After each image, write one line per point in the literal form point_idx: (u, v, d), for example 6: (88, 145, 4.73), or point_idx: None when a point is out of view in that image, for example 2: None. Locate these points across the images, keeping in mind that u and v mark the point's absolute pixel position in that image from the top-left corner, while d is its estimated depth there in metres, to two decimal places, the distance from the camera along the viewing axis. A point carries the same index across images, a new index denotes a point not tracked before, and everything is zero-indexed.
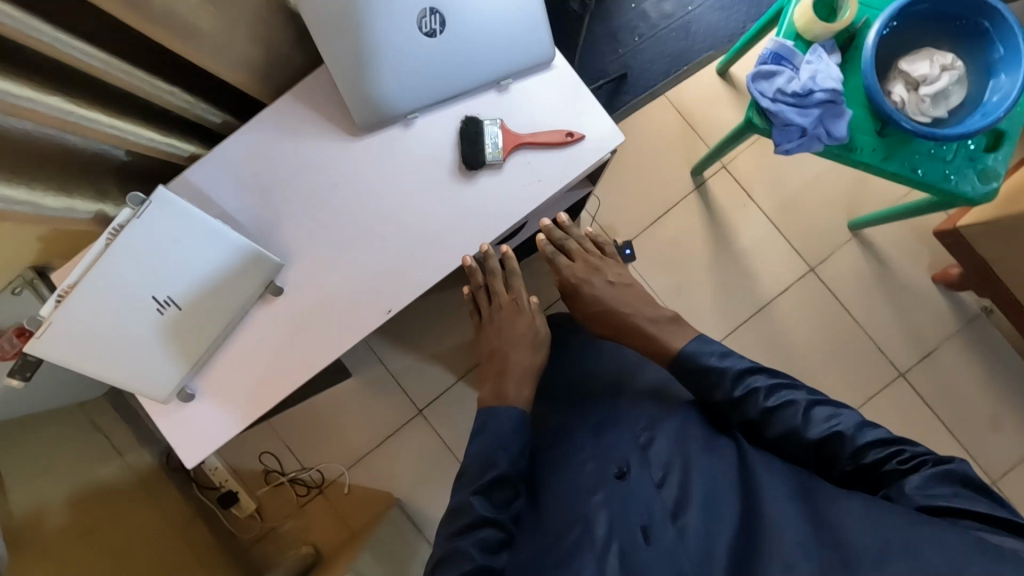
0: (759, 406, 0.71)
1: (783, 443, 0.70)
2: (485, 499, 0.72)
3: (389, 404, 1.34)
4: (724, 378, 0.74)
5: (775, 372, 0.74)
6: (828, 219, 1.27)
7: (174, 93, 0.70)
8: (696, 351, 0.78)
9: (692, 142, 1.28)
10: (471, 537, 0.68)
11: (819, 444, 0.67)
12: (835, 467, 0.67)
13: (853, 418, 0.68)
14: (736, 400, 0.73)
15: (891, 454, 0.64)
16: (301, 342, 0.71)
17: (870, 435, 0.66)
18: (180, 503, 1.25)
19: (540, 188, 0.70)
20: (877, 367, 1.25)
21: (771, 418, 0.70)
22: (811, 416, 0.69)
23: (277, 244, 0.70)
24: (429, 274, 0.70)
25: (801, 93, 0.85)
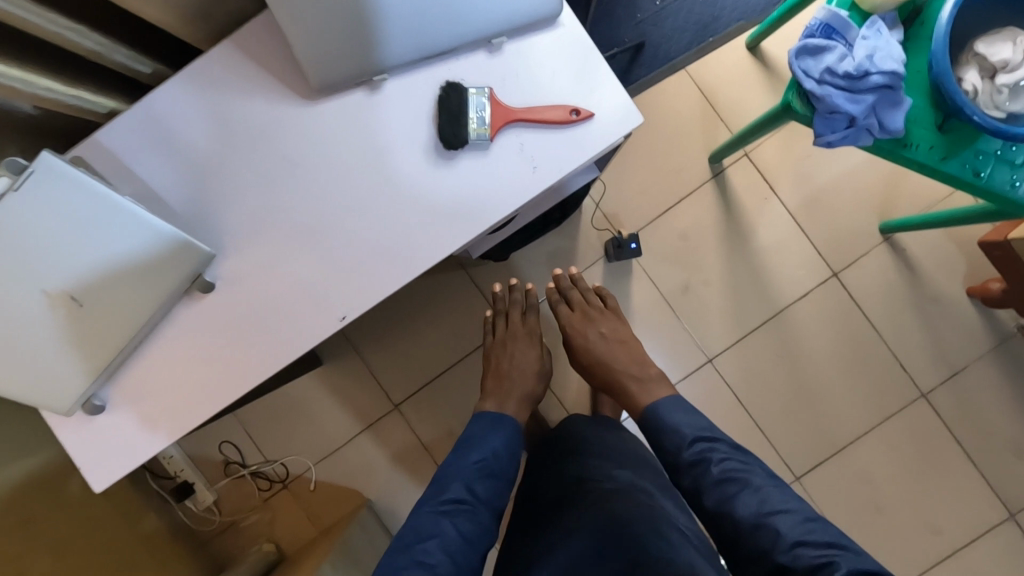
0: (707, 474, 0.71)
1: (717, 518, 0.69)
2: (477, 480, 0.75)
3: (363, 396, 1.23)
4: (683, 440, 0.75)
5: (739, 452, 0.73)
6: (858, 219, 1.14)
7: (83, 35, 0.56)
8: (664, 408, 0.80)
9: (712, 124, 1.14)
10: (452, 515, 0.71)
11: (750, 527, 0.65)
12: (759, 560, 0.64)
13: (797, 514, 0.65)
14: (685, 462, 0.74)
15: (822, 562, 0.60)
16: (240, 348, 0.59)
17: (805, 535, 0.62)
18: (133, 496, 1.13)
19: (534, 178, 0.57)
20: (898, 386, 1.14)
21: (712, 489, 0.70)
22: (752, 496, 0.67)
23: (209, 229, 0.58)
24: (397, 278, 0.58)
25: (854, 75, 0.71)
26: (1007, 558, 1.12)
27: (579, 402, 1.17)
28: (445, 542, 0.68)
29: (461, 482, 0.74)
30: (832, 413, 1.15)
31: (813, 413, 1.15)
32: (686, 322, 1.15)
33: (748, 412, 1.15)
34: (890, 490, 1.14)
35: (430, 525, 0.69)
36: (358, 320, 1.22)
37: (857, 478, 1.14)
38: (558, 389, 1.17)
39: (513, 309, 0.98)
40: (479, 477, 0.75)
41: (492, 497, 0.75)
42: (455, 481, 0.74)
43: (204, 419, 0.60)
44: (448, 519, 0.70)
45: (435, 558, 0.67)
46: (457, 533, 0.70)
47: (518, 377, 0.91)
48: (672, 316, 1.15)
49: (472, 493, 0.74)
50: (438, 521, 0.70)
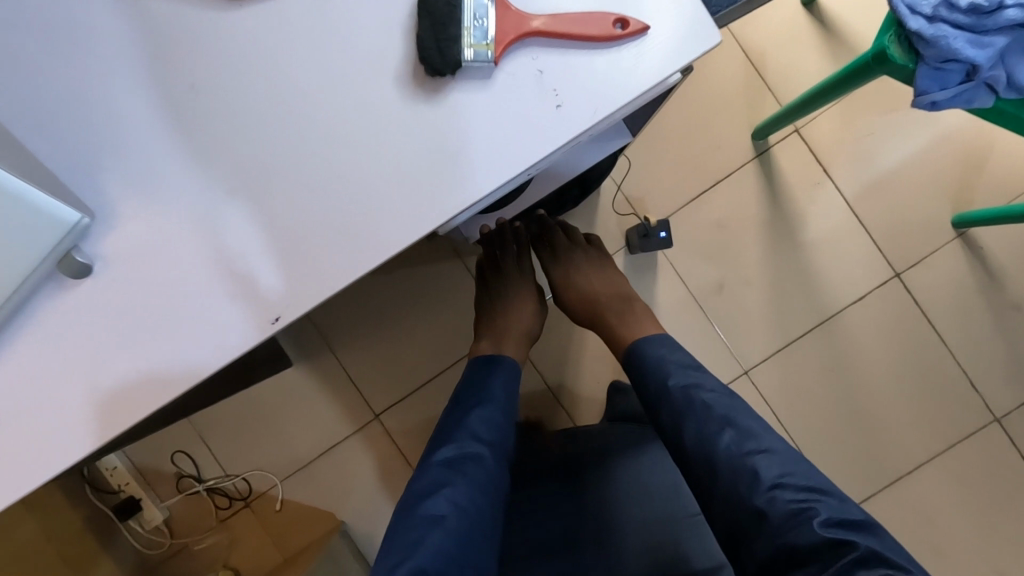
0: (687, 403, 0.60)
1: (690, 453, 0.58)
2: (482, 421, 0.65)
3: (340, 403, 1.06)
4: (665, 372, 0.64)
5: (726, 390, 0.62)
6: (925, 210, 0.96)
7: None
8: (648, 343, 0.70)
9: (758, 93, 0.96)
10: (461, 464, 0.61)
11: (723, 461, 0.55)
12: (728, 501, 0.54)
13: (779, 455, 0.54)
14: (669, 395, 0.62)
15: (801, 507, 0.50)
16: (133, 358, 0.41)
17: (785, 477, 0.52)
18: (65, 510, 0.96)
19: (558, 120, 0.39)
20: (968, 407, 0.97)
21: (689, 420, 0.59)
22: (732, 430, 0.57)
23: (86, 182, 0.40)
24: (360, 262, 0.41)
25: (984, 7, 0.53)
26: None
27: (589, 416, 1.00)
28: (454, 493, 0.58)
29: (463, 428, 0.64)
30: (886, 439, 0.97)
31: (866, 440, 0.97)
32: (718, 326, 0.98)
33: (789, 433, 0.98)
34: (951, 530, 0.96)
35: (435, 477, 0.59)
36: (326, 305, 1.04)
37: (916, 513, 0.97)
38: (566, 401, 1.00)
39: (503, 255, 0.84)
40: (481, 418, 0.65)
41: (499, 437, 0.65)
42: (458, 429, 0.64)
43: (73, 464, 0.41)
44: (455, 471, 0.60)
45: (445, 510, 0.56)
46: (468, 482, 0.59)
47: (509, 327, 0.79)
48: (702, 318, 0.98)
49: (477, 438, 0.64)
50: (445, 474, 0.60)
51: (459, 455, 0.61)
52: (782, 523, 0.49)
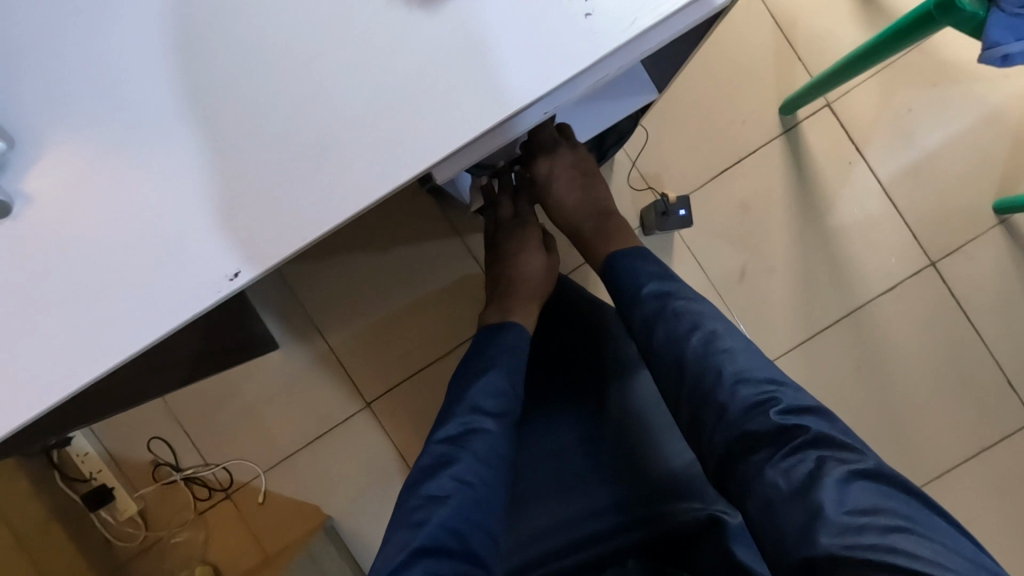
0: (657, 312, 0.57)
1: (659, 356, 0.55)
2: (488, 390, 0.58)
3: (329, 389, 0.99)
4: (635, 279, 0.61)
5: (700, 295, 0.59)
6: (964, 196, 0.89)
7: None
8: (622, 252, 0.65)
9: (787, 65, 0.89)
10: (464, 443, 0.55)
11: (688, 363, 0.53)
12: (690, 400, 0.52)
13: (746, 351, 0.53)
14: (640, 304, 0.59)
15: (761, 399, 0.48)
16: (58, 315, 0.34)
17: (746, 371, 0.51)
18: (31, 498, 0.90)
19: (580, 37, 0.32)
20: (1003, 408, 0.90)
21: (659, 326, 0.56)
22: (700, 332, 0.54)
23: (17, 110, 0.34)
24: (327, 214, 0.34)
25: None
26: None
27: None
28: (458, 469, 0.52)
29: (464, 400, 0.58)
30: (915, 440, 0.90)
31: (892, 441, 0.90)
32: (738, 316, 0.91)
33: None
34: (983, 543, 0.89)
35: (438, 454, 0.54)
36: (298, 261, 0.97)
37: None
38: None
39: (499, 207, 0.76)
40: (485, 388, 0.58)
41: (507, 408, 0.58)
42: (458, 403, 0.58)
43: None
44: (457, 446, 0.55)
45: (448, 489, 0.51)
46: (473, 458, 0.54)
47: (511, 288, 0.73)
48: (720, 306, 0.90)
49: (479, 410, 0.57)
50: (448, 451, 0.54)
51: (464, 430, 0.56)
52: (740, 414, 0.48)
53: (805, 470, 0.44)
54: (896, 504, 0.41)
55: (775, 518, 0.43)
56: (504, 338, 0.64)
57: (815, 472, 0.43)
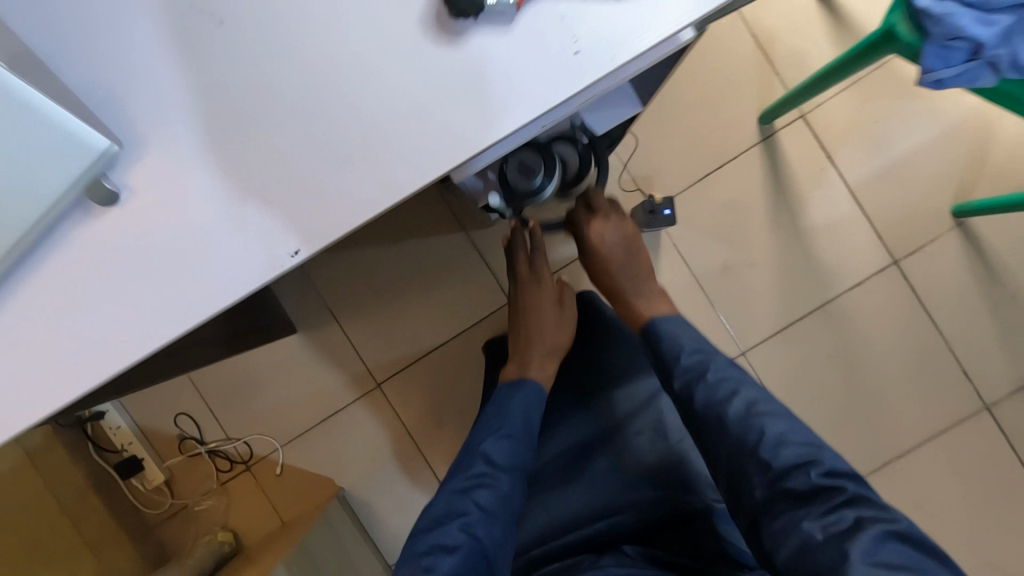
0: (700, 377, 0.62)
1: (700, 416, 0.60)
2: (499, 446, 0.65)
3: (343, 371, 1.07)
4: (678, 346, 0.67)
5: (734, 364, 0.64)
6: (927, 200, 0.97)
7: None
8: (660, 323, 0.71)
9: (767, 79, 0.97)
10: (473, 491, 0.61)
11: (733, 424, 0.57)
12: (734, 458, 0.56)
13: (783, 414, 0.57)
14: (678, 365, 0.64)
15: (802, 461, 0.53)
16: (155, 285, 0.43)
17: (788, 435, 0.55)
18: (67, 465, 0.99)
19: (573, 68, 0.41)
20: (960, 394, 0.99)
21: (703, 389, 0.61)
22: (740, 397, 0.59)
23: (117, 118, 0.42)
24: (355, 212, 0.43)
25: None
26: None
27: None
28: (469, 522, 0.58)
29: (478, 454, 0.65)
30: (879, 423, 0.99)
31: (858, 423, 0.99)
32: (719, 307, 0.99)
33: None
34: (942, 517, 0.98)
35: (451, 504, 0.60)
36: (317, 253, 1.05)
37: (904, 496, 0.99)
38: None
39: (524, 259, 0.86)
40: (497, 443, 0.65)
41: (517, 462, 0.65)
42: (472, 456, 0.65)
43: (97, 386, 0.44)
44: (469, 497, 0.61)
45: (457, 540, 0.57)
46: (480, 511, 0.59)
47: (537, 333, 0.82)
48: (703, 298, 0.99)
49: (491, 463, 0.64)
50: (459, 501, 0.60)
51: (475, 481, 0.62)
52: (783, 474, 0.53)
53: (842, 526, 0.48)
54: (924, 565, 0.45)
55: (811, 564, 0.48)
56: (519, 397, 0.72)
57: (851, 529, 0.48)
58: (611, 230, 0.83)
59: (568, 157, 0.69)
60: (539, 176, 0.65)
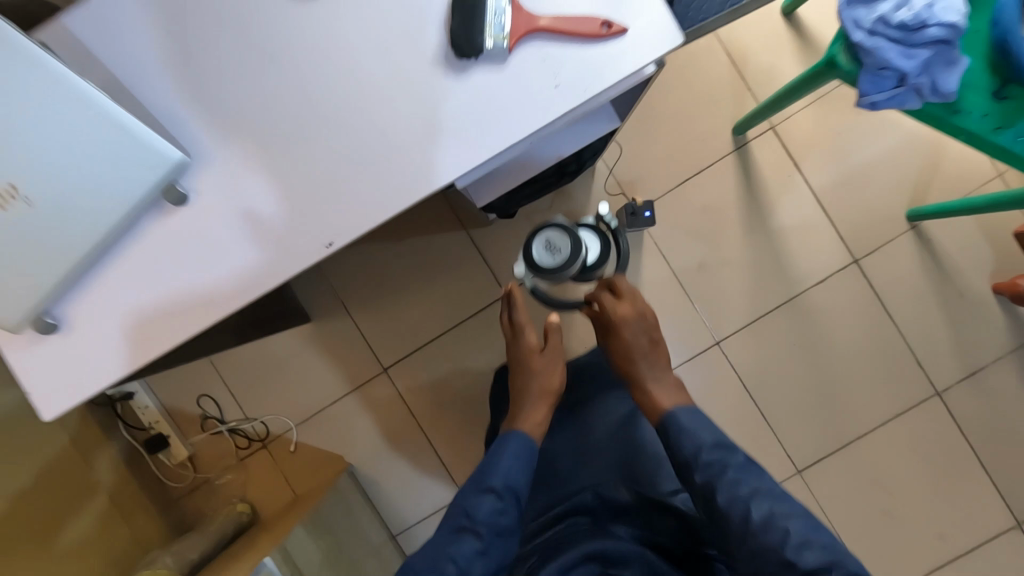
0: (722, 477, 0.61)
1: (725, 516, 0.60)
2: (484, 505, 0.61)
3: (352, 356, 1.17)
4: (694, 439, 0.66)
5: (753, 462, 0.63)
6: (884, 204, 1.07)
7: None
8: (680, 413, 0.69)
9: (739, 93, 1.07)
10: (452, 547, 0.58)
11: (758, 528, 0.57)
12: (758, 559, 0.57)
13: (803, 515, 0.58)
14: (698, 462, 0.64)
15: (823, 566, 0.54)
16: (216, 270, 0.53)
17: (809, 537, 0.56)
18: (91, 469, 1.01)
19: (555, 98, 0.51)
20: (913, 381, 1.09)
21: (726, 489, 0.60)
22: (763, 498, 0.59)
23: (185, 134, 0.52)
24: (378, 212, 0.52)
25: (911, 25, 0.64)
26: (1008, 567, 1.08)
27: None
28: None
29: (460, 509, 0.61)
30: (839, 407, 1.09)
31: (820, 407, 1.10)
32: (695, 301, 1.10)
33: (753, 398, 1.10)
34: (894, 492, 1.09)
35: (428, 557, 0.58)
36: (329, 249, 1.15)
37: (861, 473, 1.09)
38: None
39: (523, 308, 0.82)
40: (483, 500, 0.61)
41: (502, 522, 0.61)
42: (455, 509, 0.62)
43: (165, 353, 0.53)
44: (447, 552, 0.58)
45: None
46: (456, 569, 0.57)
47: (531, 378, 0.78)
48: (682, 294, 1.09)
49: (473, 521, 0.60)
50: (437, 555, 0.58)
51: (457, 531, 0.59)
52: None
53: None
54: None
55: None
56: (511, 452, 0.66)
57: None
58: (630, 305, 0.77)
59: (591, 246, 0.80)
60: (564, 254, 0.75)
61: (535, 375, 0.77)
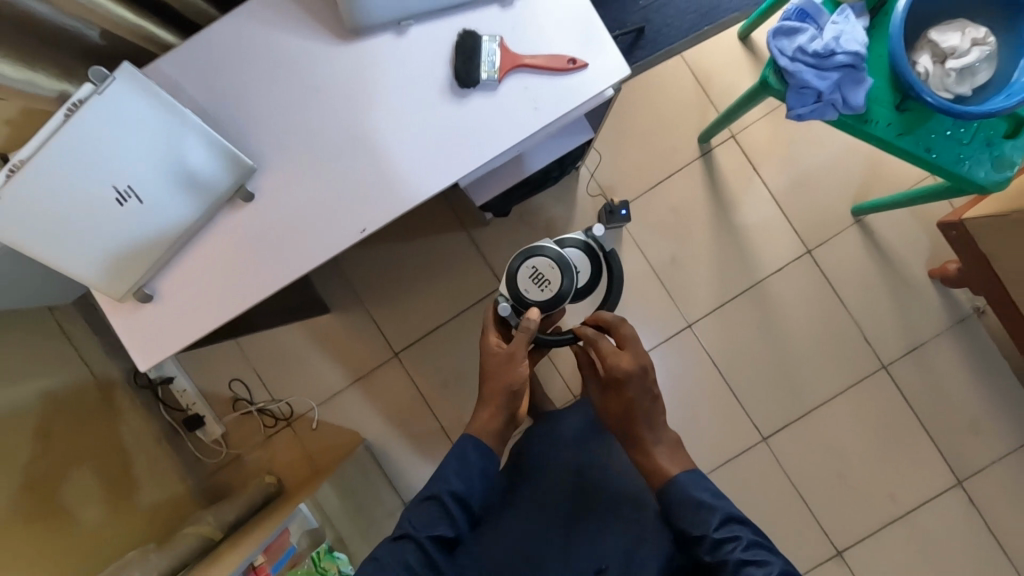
0: (734, 555, 0.64)
1: None
2: (420, 513, 0.69)
3: (367, 343, 1.32)
4: (710, 513, 0.67)
5: (756, 535, 0.67)
6: (832, 201, 1.23)
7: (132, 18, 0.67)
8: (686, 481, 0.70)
9: (704, 106, 1.23)
10: (395, 551, 0.67)
11: None
12: None
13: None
14: (709, 539, 0.66)
15: None
16: (276, 250, 0.68)
17: None
18: (86, 464, 1.06)
19: (534, 116, 0.66)
20: (862, 357, 1.23)
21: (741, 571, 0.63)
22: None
23: (250, 148, 0.67)
24: (400, 203, 0.67)
25: (822, 53, 0.80)
26: (954, 521, 1.21)
27: (570, 361, 1.23)
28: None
29: (404, 517, 0.70)
30: (799, 380, 1.24)
31: (781, 381, 1.24)
32: (669, 289, 1.24)
33: (722, 374, 1.25)
34: (849, 455, 1.23)
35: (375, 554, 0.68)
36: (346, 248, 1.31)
37: (819, 439, 1.24)
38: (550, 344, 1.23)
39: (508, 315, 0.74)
40: (425, 506, 0.70)
41: (437, 527, 0.69)
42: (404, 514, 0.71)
43: (234, 315, 0.68)
44: (389, 548, 0.68)
45: None
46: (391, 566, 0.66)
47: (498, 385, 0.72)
48: (658, 283, 1.24)
49: (411, 527, 0.69)
50: (383, 550, 0.68)
51: (401, 534, 0.68)
52: None
53: None
54: None
55: None
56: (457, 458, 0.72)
57: None
58: (633, 358, 0.71)
59: (580, 272, 0.76)
60: (554, 290, 0.73)
61: (513, 385, 0.72)
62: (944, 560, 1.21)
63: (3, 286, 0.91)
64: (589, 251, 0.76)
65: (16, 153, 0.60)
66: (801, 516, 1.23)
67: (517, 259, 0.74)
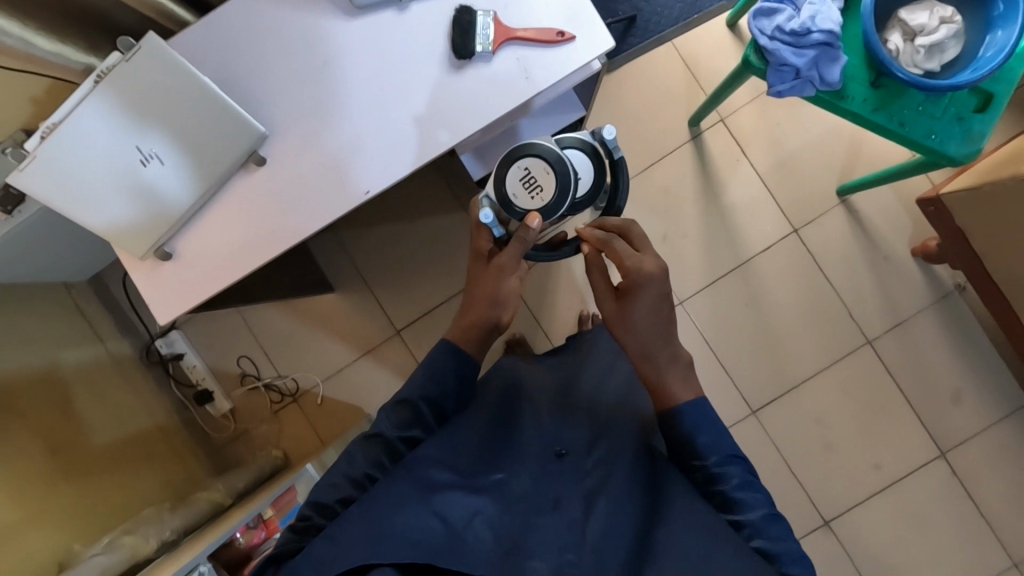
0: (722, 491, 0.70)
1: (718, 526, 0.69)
2: (390, 414, 0.75)
3: (370, 321, 1.36)
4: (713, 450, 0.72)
5: (748, 476, 0.72)
6: (817, 182, 1.27)
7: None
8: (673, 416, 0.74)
9: (693, 91, 1.28)
10: (367, 449, 0.72)
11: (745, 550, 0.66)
12: None
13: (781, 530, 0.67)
14: (705, 471, 0.72)
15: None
16: (286, 211, 0.73)
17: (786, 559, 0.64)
18: (98, 432, 1.10)
19: (526, 84, 0.71)
20: (847, 332, 1.28)
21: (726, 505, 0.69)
22: (753, 520, 0.67)
23: (262, 117, 0.72)
24: (401, 167, 0.72)
25: (799, 32, 0.85)
26: (936, 490, 1.25)
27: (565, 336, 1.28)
28: (352, 470, 0.71)
29: (377, 418, 0.76)
30: (786, 354, 1.28)
31: (769, 355, 1.29)
32: None
33: (712, 349, 1.29)
34: (835, 427, 1.28)
35: (350, 450, 0.74)
36: (351, 230, 1.36)
37: (806, 410, 1.28)
38: (546, 319, 1.28)
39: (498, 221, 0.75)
40: (397, 410, 0.75)
41: (406, 426, 0.74)
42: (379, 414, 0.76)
43: (246, 273, 0.73)
44: (360, 445, 0.73)
45: (340, 481, 0.70)
46: (364, 459, 0.72)
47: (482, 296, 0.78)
48: None
49: (381, 427, 0.74)
50: (356, 447, 0.73)
51: (371, 432, 0.74)
52: None
53: None
54: None
55: None
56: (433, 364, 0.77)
57: None
58: (655, 261, 0.74)
59: (583, 176, 0.74)
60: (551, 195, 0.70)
61: (496, 292, 0.77)
62: (929, 527, 1.25)
63: (27, 257, 0.97)
64: (591, 154, 0.74)
65: (48, 120, 0.67)
66: (788, 484, 1.27)
67: (512, 158, 0.71)
